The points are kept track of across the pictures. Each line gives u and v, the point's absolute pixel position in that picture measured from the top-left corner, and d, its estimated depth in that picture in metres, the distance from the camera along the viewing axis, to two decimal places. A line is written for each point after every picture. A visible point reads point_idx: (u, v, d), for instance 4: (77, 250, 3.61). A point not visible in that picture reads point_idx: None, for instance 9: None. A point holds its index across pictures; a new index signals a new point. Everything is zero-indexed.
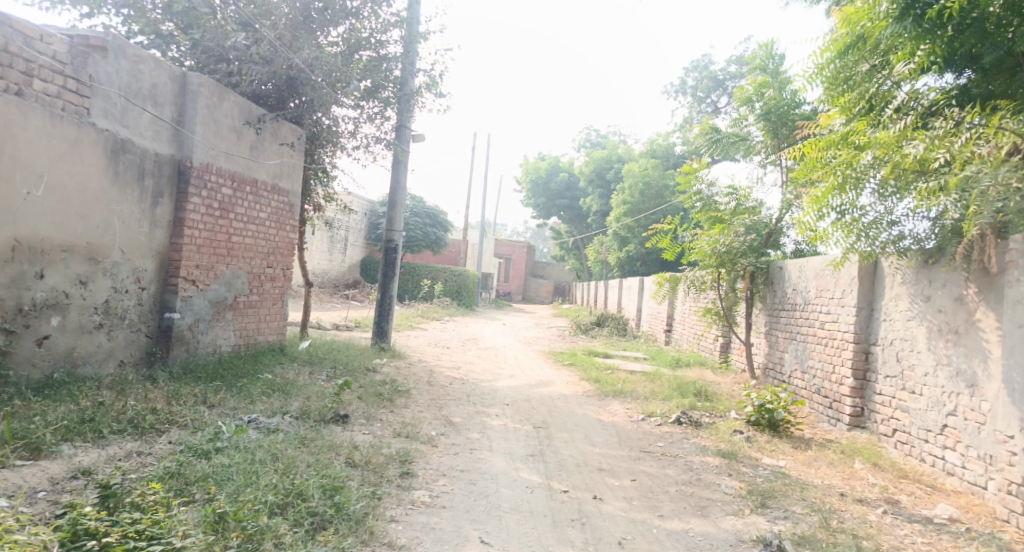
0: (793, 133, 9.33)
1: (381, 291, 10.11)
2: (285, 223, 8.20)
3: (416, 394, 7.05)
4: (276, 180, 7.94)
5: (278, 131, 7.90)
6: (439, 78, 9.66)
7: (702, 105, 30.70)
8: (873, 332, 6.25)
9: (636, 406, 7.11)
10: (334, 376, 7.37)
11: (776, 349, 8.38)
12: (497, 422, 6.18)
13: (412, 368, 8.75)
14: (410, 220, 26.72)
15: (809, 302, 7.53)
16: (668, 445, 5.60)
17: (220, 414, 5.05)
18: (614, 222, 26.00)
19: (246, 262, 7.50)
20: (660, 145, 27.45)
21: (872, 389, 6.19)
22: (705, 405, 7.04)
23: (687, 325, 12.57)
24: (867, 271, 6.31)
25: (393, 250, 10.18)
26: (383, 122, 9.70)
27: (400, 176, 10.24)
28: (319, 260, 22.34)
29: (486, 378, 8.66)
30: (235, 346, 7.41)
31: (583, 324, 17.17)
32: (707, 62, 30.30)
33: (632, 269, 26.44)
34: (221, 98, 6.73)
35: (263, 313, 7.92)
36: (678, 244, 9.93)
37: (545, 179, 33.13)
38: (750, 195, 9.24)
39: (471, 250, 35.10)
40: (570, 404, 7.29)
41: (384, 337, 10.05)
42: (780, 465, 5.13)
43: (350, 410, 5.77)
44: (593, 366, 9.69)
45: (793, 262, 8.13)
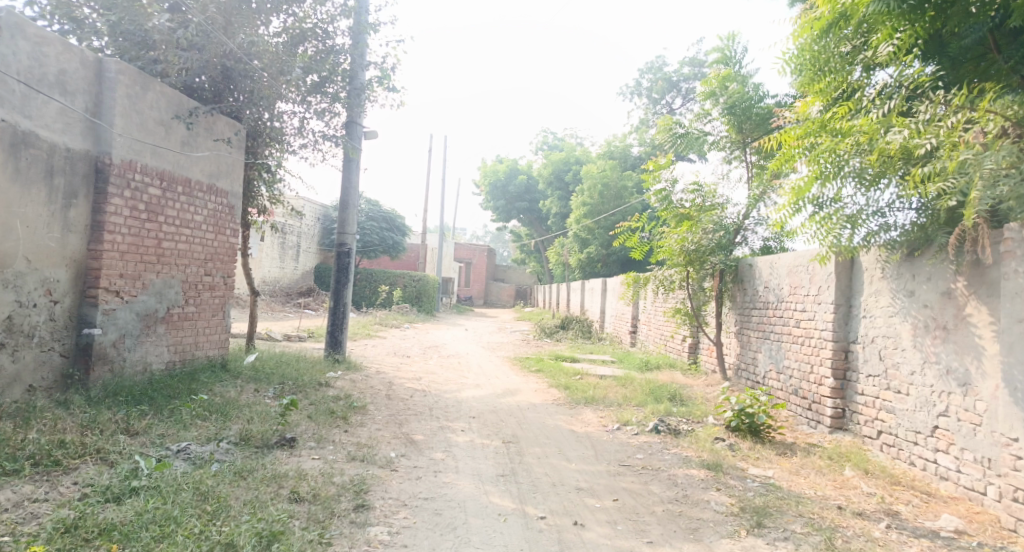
0: (758, 127, 9.03)
1: (333, 299, 9.47)
2: (225, 227, 7.54)
3: (373, 410, 6.49)
4: (213, 179, 7.28)
5: (213, 126, 7.22)
6: (391, 71, 9.13)
7: (657, 107, 30.82)
8: (852, 330, 5.99)
9: (610, 414, 6.71)
10: (282, 393, 6.73)
11: (749, 350, 8.11)
12: (462, 438, 5.68)
13: (369, 380, 8.16)
14: (365, 225, 26.08)
15: (783, 300, 7.25)
16: (648, 458, 5.20)
17: (145, 444, 4.42)
18: (575, 223, 25.71)
19: (179, 270, 6.83)
20: (618, 146, 27.39)
21: (853, 389, 5.92)
22: (681, 410, 6.68)
23: (654, 326, 12.31)
24: (845, 265, 6.04)
25: (346, 255, 9.56)
26: (332, 119, 9.12)
27: (351, 175, 9.63)
28: (269, 267, 21.43)
29: (450, 388, 8.13)
30: (168, 363, 6.72)
31: (547, 327, 16.79)
32: (662, 63, 30.45)
33: (593, 271, 26.25)
34: (145, 88, 6.11)
35: (201, 326, 7.24)
36: (645, 243, 9.59)
37: (504, 181, 32.72)
38: (715, 191, 8.91)
39: (430, 255, 34.44)
40: (540, 415, 6.84)
41: (339, 348, 9.42)
42: (768, 475, 4.79)
43: (299, 432, 5.19)
44: (561, 372, 9.27)
45: (764, 259, 7.87)
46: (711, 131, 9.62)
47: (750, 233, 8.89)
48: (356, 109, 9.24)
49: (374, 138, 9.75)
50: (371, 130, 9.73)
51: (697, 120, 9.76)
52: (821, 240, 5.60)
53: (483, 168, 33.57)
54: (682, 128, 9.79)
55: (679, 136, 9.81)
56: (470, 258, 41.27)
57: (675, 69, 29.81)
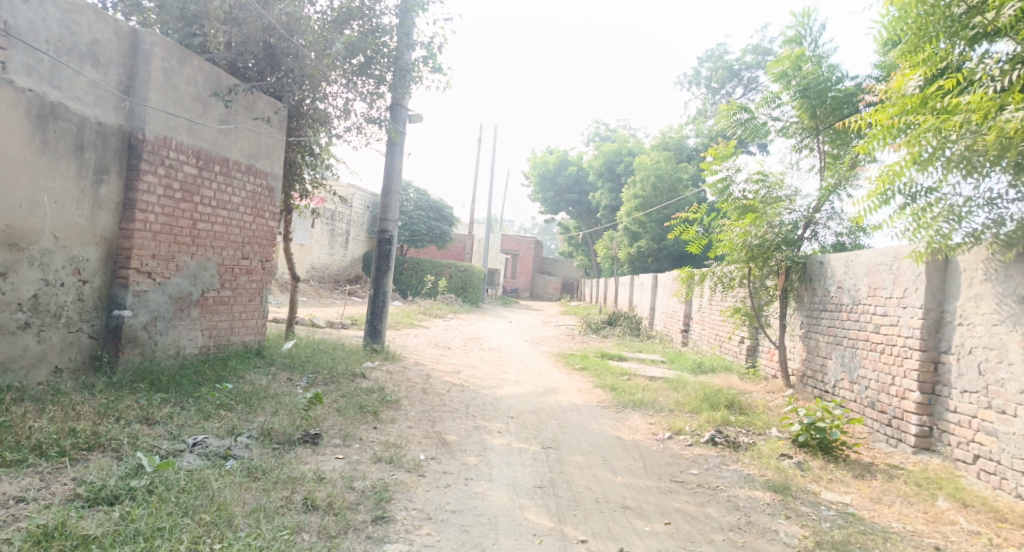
0: (833, 113, 8.25)
1: (374, 287, 9.18)
2: (264, 209, 7.31)
3: (407, 405, 6.14)
4: (252, 160, 7.04)
5: (254, 104, 6.97)
6: (438, 50, 8.75)
7: (716, 97, 29.63)
8: (945, 339, 5.29)
9: (661, 420, 6.16)
10: (315, 383, 6.46)
11: (817, 355, 7.41)
12: (499, 441, 5.25)
13: (407, 372, 7.83)
14: (413, 213, 25.96)
15: (859, 302, 6.55)
16: (704, 474, 4.66)
17: (161, 435, 4.15)
18: (626, 216, 24.95)
19: (216, 252, 6.62)
20: (673, 137, 26.50)
21: (944, 405, 5.23)
22: (740, 420, 6.09)
23: (709, 325, 11.62)
24: (937, 264, 5.34)
25: (388, 242, 9.25)
26: (377, 101, 8.81)
27: (396, 159, 9.31)
28: (318, 254, 21.53)
29: (489, 384, 7.73)
30: (203, 348, 6.53)
31: (594, 323, 16.23)
32: (723, 52, 29.24)
33: (643, 266, 25.50)
34: (181, 62, 5.87)
35: (237, 311, 7.03)
36: (704, 237, 8.93)
37: (554, 173, 32.10)
38: (782, 182, 8.23)
39: (477, 246, 34.17)
40: (584, 417, 6.36)
41: (378, 338, 9.13)
42: (845, 503, 4.21)
43: (325, 428, 4.87)
44: (608, 371, 8.73)
45: (837, 257, 7.16)
46: (779, 117, 8.88)
47: (821, 227, 8.15)
48: (402, 91, 8.90)
49: (420, 122, 9.40)
50: (416, 113, 9.38)
51: (764, 105, 9.03)
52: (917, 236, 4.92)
53: (534, 159, 33.03)
54: (748, 114, 9.06)
55: (744, 122, 9.14)
56: (518, 250, 40.82)
57: (736, 57, 28.57)
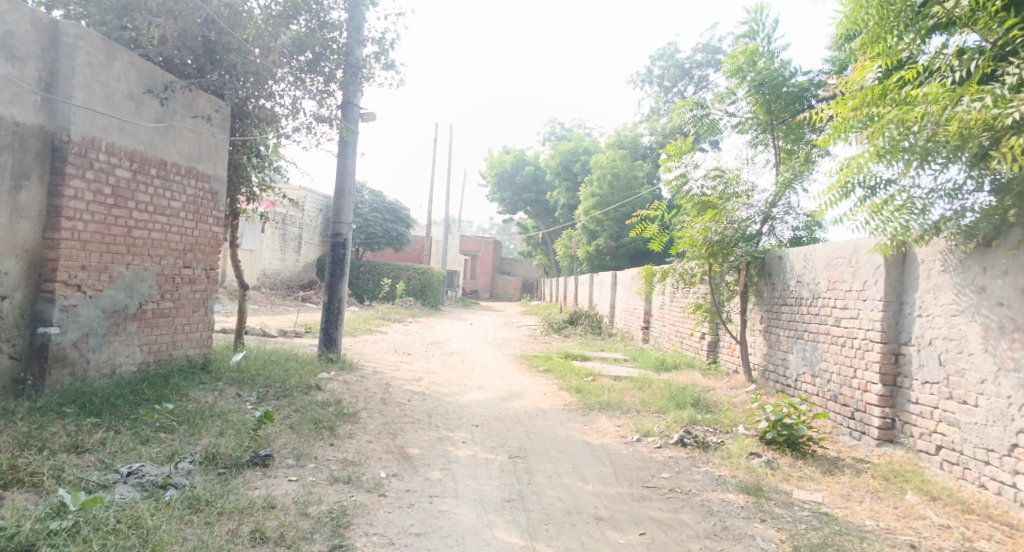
0: (787, 108, 8.30)
1: (327, 294, 8.82)
2: (207, 215, 6.90)
3: (365, 418, 5.85)
4: (193, 162, 6.63)
5: (194, 103, 6.56)
6: (390, 46, 8.46)
7: (668, 95, 29.99)
8: (905, 330, 5.30)
9: (628, 423, 6.04)
10: (265, 398, 6.10)
11: (779, 350, 7.41)
12: (463, 453, 5.02)
13: (364, 382, 7.51)
14: (368, 216, 25.42)
15: (819, 296, 6.55)
16: (675, 478, 4.54)
17: (91, 464, 3.79)
18: (583, 215, 24.99)
19: (154, 261, 6.19)
20: (627, 135, 26.69)
21: (905, 397, 5.24)
22: (706, 419, 6.01)
23: (670, 323, 11.62)
24: (896, 257, 5.34)
25: (341, 246, 8.89)
26: (327, 99, 8.47)
27: (347, 160, 8.97)
28: (269, 260, 20.87)
29: (451, 391, 7.49)
30: (141, 364, 6.10)
31: (555, 323, 16.12)
32: (673, 50, 29.60)
33: (601, 264, 25.57)
34: (110, 58, 5.46)
35: (179, 323, 6.60)
36: (665, 234, 8.87)
37: (510, 173, 31.96)
38: (739, 177, 8.21)
39: (435, 248, 33.76)
40: (550, 422, 6.18)
41: (332, 346, 8.76)
42: (817, 501, 4.14)
43: (276, 448, 4.55)
44: (572, 373, 8.59)
45: (795, 251, 7.18)
46: (734, 113, 8.89)
47: (779, 222, 8.19)
48: (353, 89, 8.57)
49: (372, 120, 9.08)
50: (368, 112, 9.06)
51: (719, 101, 9.03)
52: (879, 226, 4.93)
53: (490, 159, 32.83)
54: (704, 110, 9.05)
55: (700, 118, 9.13)
56: (476, 251, 40.52)
57: (687, 56, 28.94)
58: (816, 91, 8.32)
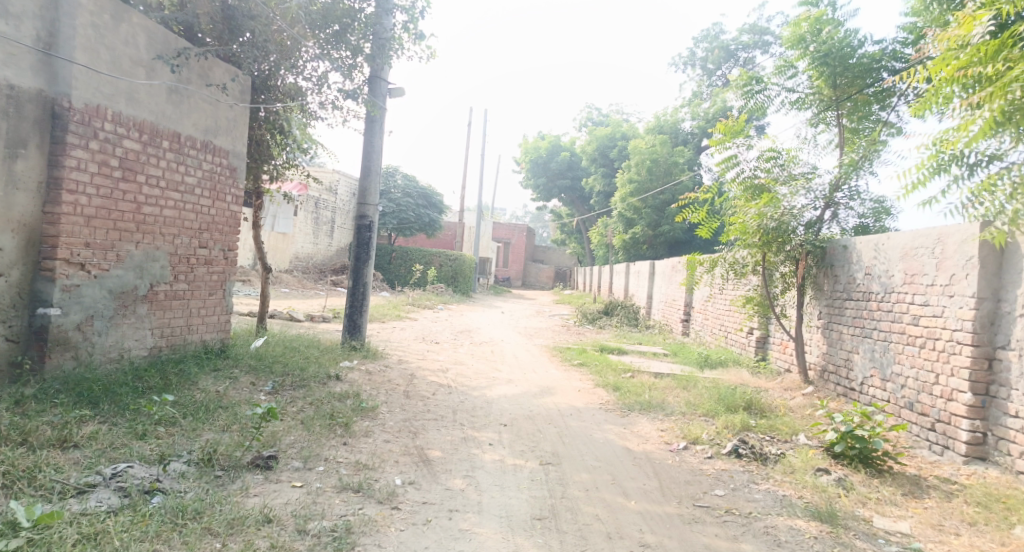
0: (855, 82, 7.51)
1: (352, 279, 8.39)
2: (225, 192, 6.50)
3: (386, 413, 5.40)
4: (210, 136, 6.22)
5: (209, 70, 6.13)
6: (420, 16, 7.94)
7: (711, 79, 28.90)
8: (1002, 332, 4.61)
9: (673, 427, 5.45)
10: (281, 389, 5.69)
11: (841, 349, 6.72)
12: (490, 457, 4.52)
13: (387, 373, 7.07)
14: (401, 200, 25.08)
15: (893, 290, 5.84)
16: (731, 497, 3.96)
17: (74, 463, 3.41)
18: (620, 202, 24.19)
19: (167, 240, 5.82)
20: (667, 120, 25.76)
21: (1000, 408, 4.55)
22: (761, 425, 5.40)
23: (714, 316, 10.92)
24: (993, 248, 4.64)
25: (367, 228, 8.43)
26: (354, 74, 8.01)
27: (375, 138, 8.49)
28: (302, 243, 20.69)
29: (479, 385, 7.00)
30: (153, 349, 5.76)
31: (590, 313, 15.52)
32: (718, 32, 28.44)
33: (637, 254, 24.76)
34: (116, 18, 5.06)
35: (195, 306, 6.24)
36: (715, 219, 8.18)
37: (546, 159, 31.26)
38: (797, 158, 7.66)
39: (468, 234, 33.35)
40: (585, 424, 5.63)
41: (357, 334, 8.34)
42: (906, 534, 3.51)
43: (284, 447, 4.12)
44: (609, 368, 8.01)
45: (862, 241, 6.46)
46: (794, 88, 8.11)
47: (843, 208, 7.40)
48: (382, 62, 8.10)
49: (401, 96, 8.59)
50: (397, 87, 8.56)
51: (776, 75, 8.22)
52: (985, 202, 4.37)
53: (525, 144, 32.16)
54: (760, 85, 8.31)
55: (755, 94, 8.39)
56: (510, 238, 39.95)
57: (731, 38, 27.75)
58: (887, 63, 7.49)
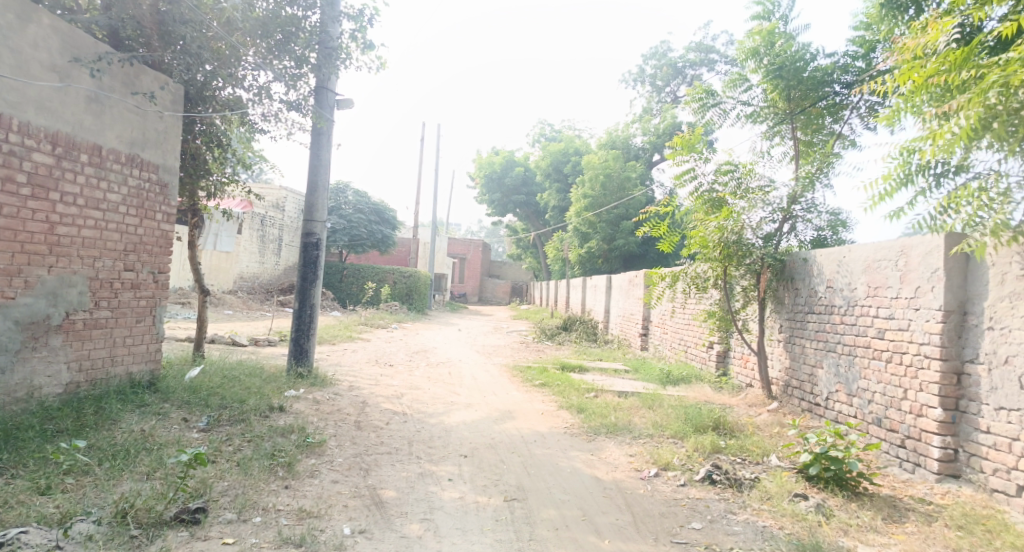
0: (808, 94, 7.49)
1: (299, 300, 7.88)
2: (154, 210, 5.97)
3: (334, 448, 4.97)
4: (136, 149, 5.72)
5: (135, 77, 5.63)
6: (369, 25, 7.60)
7: (660, 95, 29.39)
8: (970, 345, 4.52)
9: (642, 452, 5.19)
10: (217, 424, 5.20)
11: (805, 364, 6.61)
12: (449, 496, 4.16)
13: (337, 401, 6.61)
14: (352, 217, 24.45)
15: (856, 303, 5.75)
16: (708, 531, 3.71)
17: None
18: (575, 216, 24.16)
19: (86, 263, 5.29)
20: (619, 135, 25.98)
21: (971, 424, 4.44)
22: (732, 446, 5.20)
23: (674, 331, 10.81)
24: (957, 260, 4.58)
25: (314, 247, 7.94)
26: (298, 84, 7.60)
27: (322, 151, 8.03)
28: (248, 263, 19.86)
29: (436, 411, 6.61)
30: (69, 386, 5.20)
31: (548, 329, 15.29)
32: (666, 50, 28.95)
33: (593, 268, 24.72)
34: (22, 18, 4.62)
35: (119, 335, 5.68)
36: (676, 233, 8.04)
37: (500, 174, 31.09)
38: (753, 172, 7.57)
39: (422, 251, 32.83)
40: (550, 451, 5.32)
41: (304, 360, 7.82)
42: None
43: (216, 496, 3.67)
44: (572, 388, 7.73)
45: (823, 253, 6.39)
46: (749, 101, 8.07)
47: (801, 221, 7.33)
48: (329, 72, 7.69)
49: (350, 108, 8.20)
50: (344, 98, 8.16)
51: (731, 88, 8.18)
52: (957, 213, 4.27)
53: (478, 159, 31.96)
54: (715, 98, 8.27)
55: (710, 108, 8.34)
56: (465, 254, 39.55)
57: (679, 55, 28.26)
58: (839, 76, 7.50)
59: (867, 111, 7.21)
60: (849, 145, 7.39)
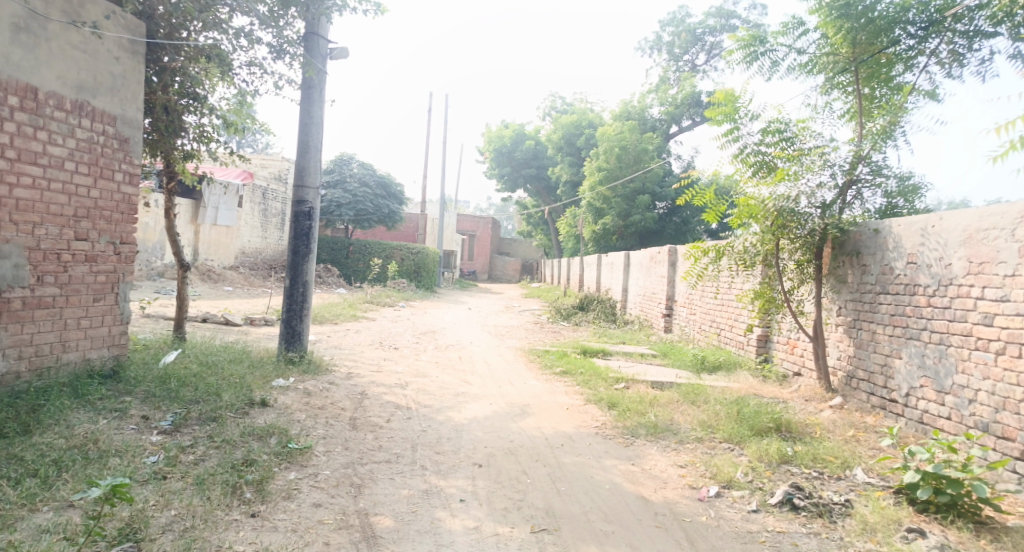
0: (877, 39, 6.37)
1: (290, 277, 6.97)
2: (112, 169, 5.05)
3: (321, 456, 4.09)
4: (85, 95, 4.81)
5: (78, 5, 4.67)
6: None
7: (679, 64, 28.10)
8: None
9: (695, 462, 4.28)
10: (182, 425, 4.33)
11: (875, 353, 5.65)
12: (459, 526, 3.27)
13: (332, 394, 5.73)
14: (358, 190, 23.46)
15: (951, 282, 4.78)
16: None
17: None
18: (589, 190, 23.01)
19: (21, 231, 4.43)
20: (635, 106, 24.72)
21: None
22: (806, 456, 4.27)
23: (705, 311, 9.85)
24: None
25: (306, 215, 7.00)
26: (287, 29, 6.64)
27: (313, 106, 7.04)
28: (248, 238, 18.98)
29: (444, 405, 5.74)
30: (5, 378, 4.37)
31: (564, 309, 14.37)
32: (686, 16, 27.52)
33: (607, 245, 23.69)
34: None
35: (71, 316, 4.81)
36: (722, 201, 7.05)
37: (510, 148, 29.96)
38: (808, 130, 6.55)
39: (430, 226, 31.88)
40: (581, 460, 4.40)
41: (296, 343, 6.93)
42: None
43: (155, 533, 2.82)
44: (598, 377, 6.81)
45: (901, 223, 5.40)
46: (804, 48, 6.96)
47: (866, 187, 6.24)
48: (319, 13, 6.71)
49: (345, 57, 7.19)
50: (339, 46, 7.16)
51: (783, 33, 7.07)
52: None
53: (488, 133, 30.79)
54: (764, 46, 7.20)
55: (760, 57, 7.24)
56: (474, 231, 38.61)
57: (698, 21, 26.84)
58: (915, 15, 6.31)
59: (948, 57, 6.39)
60: (925, 95, 6.34)
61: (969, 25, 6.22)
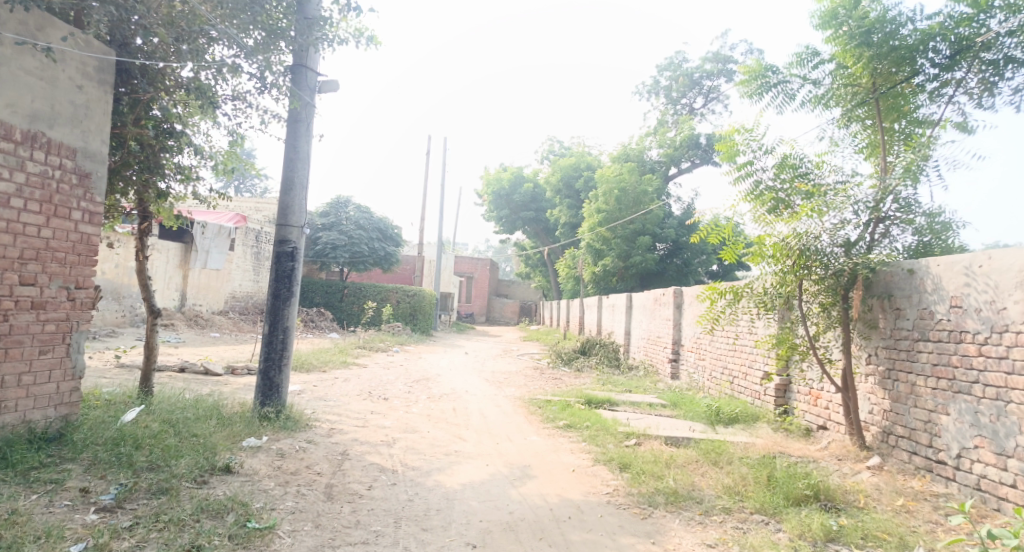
0: (900, 69, 5.99)
1: (269, 323, 6.39)
2: (68, 207, 4.55)
3: (287, 538, 3.47)
4: (39, 125, 4.35)
5: (33, 27, 4.25)
6: None
7: (676, 107, 28.12)
8: None
9: (726, 541, 3.66)
10: (126, 500, 3.70)
11: (915, 408, 5.06)
12: None
13: (310, 455, 5.09)
14: (354, 232, 23.05)
15: (1007, 329, 4.24)
16: None
17: None
18: (588, 231, 22.63)
19: None
20: (634, 148, 24.56)
21: None
22: (856, 534, 3.65)
23: (716, 358, 9.27)
24: None
25: (289, 257, 6.48)
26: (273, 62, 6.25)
27: (299, 141, 6.59)
28: (239, 281, 18.46)
29: (435, 467, 5.11)
30: None
31: (565, 353, 13.75)
32: (682, 60, 27.68)
33: (607, 287, 23.14)
34: None
35: (10, 372, 4.23)
36: (740, 239, 6.52)
37: (509, 190, 29.79)
38: (827, 164, 6.13)
39: (427, 268, 31.41)
40: (592, 537, 3.78)
41: (274, 396, 6.31)
42: None
43: None
44: (606, 432, 6.19)
45: (940, 263, 4.89)
46: (820, 80, 6.59)
47: (895, 224, 5.75)
48: (308, 43, 6.34)
49: (334, 91, 6.79)
50: (328, 79, 6.77)
51: (797, 64, 6.71)
52: None
53: (486, 175, 30.67)
54: (776, 77, 6.84)
55: (771, 88, 6.86)
56: (473, 273, 38.18)
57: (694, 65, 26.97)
58: (939, 44, 5.91)
59: (978, 87, 5.92)
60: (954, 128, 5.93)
61: (997, 53, 5.79)
